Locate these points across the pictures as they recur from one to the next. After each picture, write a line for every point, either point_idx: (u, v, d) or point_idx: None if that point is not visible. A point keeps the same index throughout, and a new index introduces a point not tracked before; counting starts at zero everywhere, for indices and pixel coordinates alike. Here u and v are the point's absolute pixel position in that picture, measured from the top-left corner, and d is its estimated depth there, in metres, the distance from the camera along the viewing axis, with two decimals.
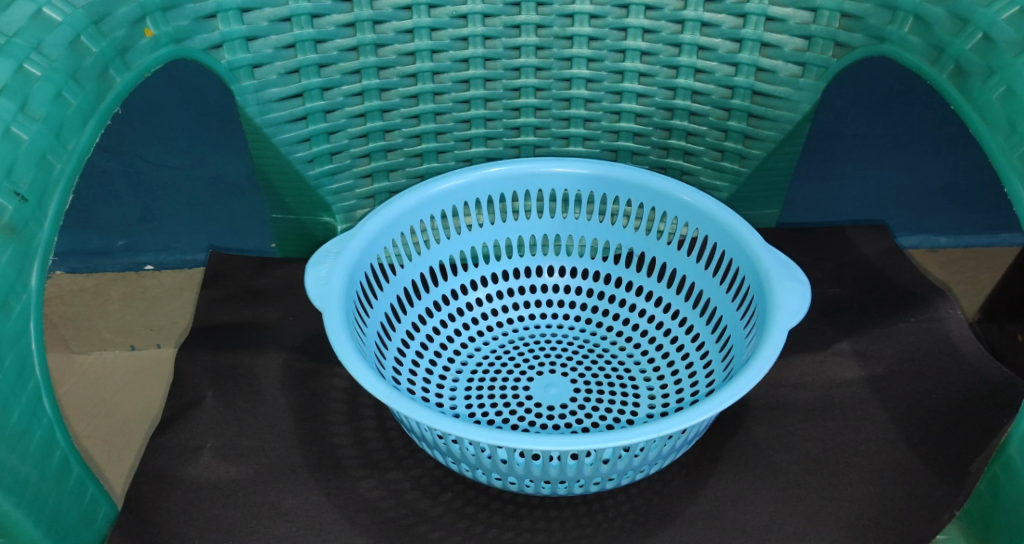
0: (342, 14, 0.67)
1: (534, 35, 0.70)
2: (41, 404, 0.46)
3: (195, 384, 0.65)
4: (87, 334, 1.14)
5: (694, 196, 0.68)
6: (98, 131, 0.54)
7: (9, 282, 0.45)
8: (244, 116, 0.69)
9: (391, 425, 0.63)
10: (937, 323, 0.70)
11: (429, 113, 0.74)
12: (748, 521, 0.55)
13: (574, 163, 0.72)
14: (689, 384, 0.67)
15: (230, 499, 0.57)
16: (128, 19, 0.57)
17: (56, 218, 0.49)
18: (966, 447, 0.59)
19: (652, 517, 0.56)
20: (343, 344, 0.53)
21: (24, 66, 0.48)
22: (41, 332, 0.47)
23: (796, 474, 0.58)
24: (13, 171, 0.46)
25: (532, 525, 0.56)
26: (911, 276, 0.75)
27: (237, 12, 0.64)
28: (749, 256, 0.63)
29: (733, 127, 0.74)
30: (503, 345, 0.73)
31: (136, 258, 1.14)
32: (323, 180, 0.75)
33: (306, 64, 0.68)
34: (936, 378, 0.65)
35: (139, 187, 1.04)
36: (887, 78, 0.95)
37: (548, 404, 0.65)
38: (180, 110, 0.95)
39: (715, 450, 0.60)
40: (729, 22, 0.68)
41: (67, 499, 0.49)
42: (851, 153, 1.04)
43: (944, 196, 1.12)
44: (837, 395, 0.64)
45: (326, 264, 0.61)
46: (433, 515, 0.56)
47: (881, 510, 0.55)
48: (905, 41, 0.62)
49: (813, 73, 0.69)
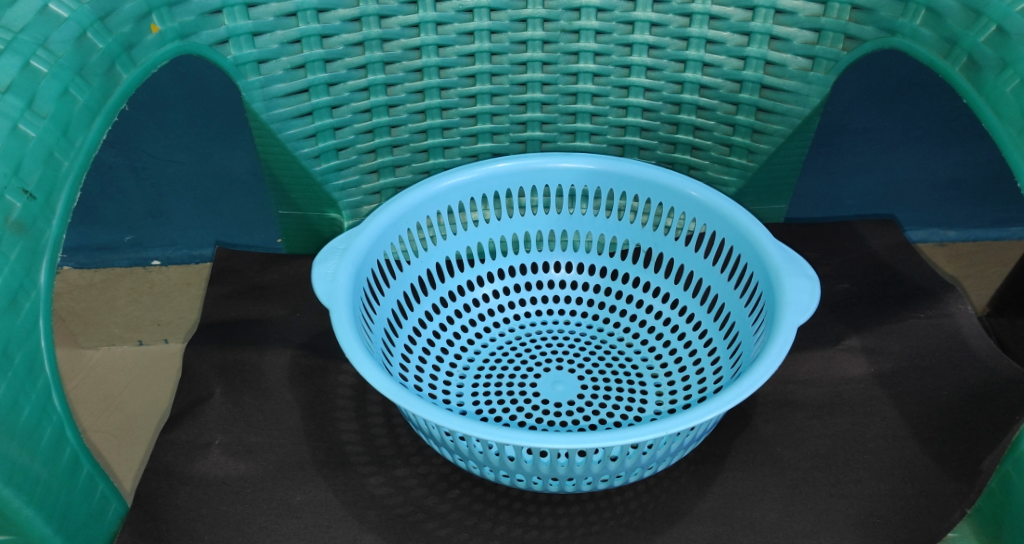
0: (347, 8, 0.66)
1: (541, 29, 0.70)
2: (51, 402, 0.46)
3: (202, 380, 0.66)
4: (94, 329, 1.15)
5: (703, 193, 0.67)
6: (105, 128, 0.53)
7: (17, 281, 0.45)
8: (250, 112, 0.68)
9: (399, 421, 0.63)
10: (947, 319, 0.69)
11: (435, 108, 0.73)
12: (758, 518, 0.55)
13: (580, 158, 0.71)
14: (697, 382, 0.66)
15: (239, 496, 0.57)
16: (134, 15, 0.57)
17: (64, 216, 0.49)
18: (977, 444, 0.58)
19: (660, 515, 0.56)
20: (351, 341, 0.53)
21: (30, 63, 0.48)
22: (50, 330, 0.47)
23: (805, 471, 0.58)
24: (21, 168, 0.46)
25: (540, 521, 0.55)
26: (920, 270, 0.75)
27: (243, 7, 0.64)
28: (758, 253, 0.62)
29: (742, 121, 0.73)
30: (509, 341, 0.72)
31: (143, 253, 1.13)
32: (329, 175, 0.74)
33: (312, 59, 0.68)
34: (946, 374, 0.64)
35: (145, 182, 1.04)
36: (897, 71, 0.94)
37: (556, 401, 0.65)
38: (186, 105, 0.95)
39: (723, 447, 0.60)
40: (737, 15, 0.68)
41: (77, 495, 0.49)
42: (859, 147, 1.04)
43: (953, 190, 1.11)
44: (845, 392, 0.64)
45: (333, 261, 0.61)
46: (440, 512, 0.56)
47: (892, 507, 0.55)
48: (917, 33, 0.62)
49: (822, 66, 0.69)
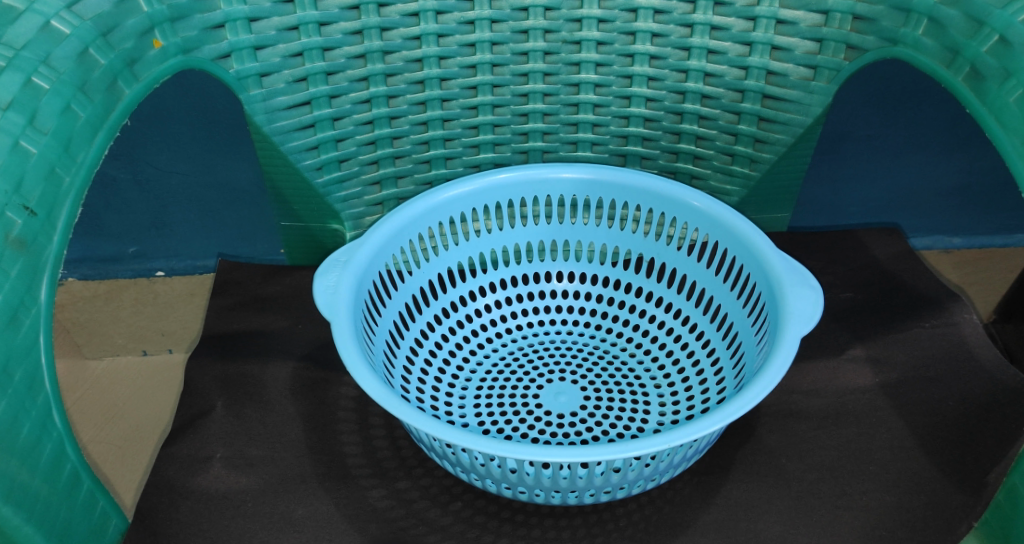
0: (349, 21, 0.67)
1: (542, 40, 0.70)
2: (51, 418, 0.46)
3: (204, 394, 0.66)
4: (99, 340, 1.14)
5: (705, 202, 0.67)
6: (107, 143, 0.54)
7: (17, 297, 0.45)
8: (253, 125, 0.68)
9: (401, 433, 0.62)
10: (952, 328, 0.69)
11: (437, 120, 0.73)
12: (762, 530, 0.55)
13: (580, 168, 0.71)
14: (700, 393, 0.66)
15: (240, 510, 0.57)
16: (137, 30, 0.57)
17: (65, 232, 0.49)
18: (984, 456, 0.58)
19: (664, 527, 0.55)
20: (351, 354, 0.53)
21: (32, 80, 0.48)
22: (51, 345, 0.47)
23: (810, 483, 0.57)
24: (22, 185, 0.46)
25: (543, 534, 0.55)
26: (924, 279, 0.74)
27: (245, 21, 0.64)
28: (761, 264, 0.62)
29: (744, 130, 0.73)
30: (511, 352, 0.72)
31: (147, 264, 1.14)
32: (331, 188, 0.74)
33: (314, 72, 0.68)
34: (951, 384, 0.64)
35: (149, 194, 1.04)
36: (901, 78, 0.94)
37: (558, 412, 0.65)
38: (190, 117, 0.96)
39: (726, 458, 0.60)
40: (739, 25, 0.68)
41: (77, 511, 0.49)
42: (863, 154, 1.03)
43: (958, 197, 1.10)
44: (849, 403, 0.64)
45: (335, 273, 0.61)
46: (442, 524, 0.55)
47: (898, 520, 0.54)
48: (918, 43, 0.61)
49: (824, 76, 0.68)
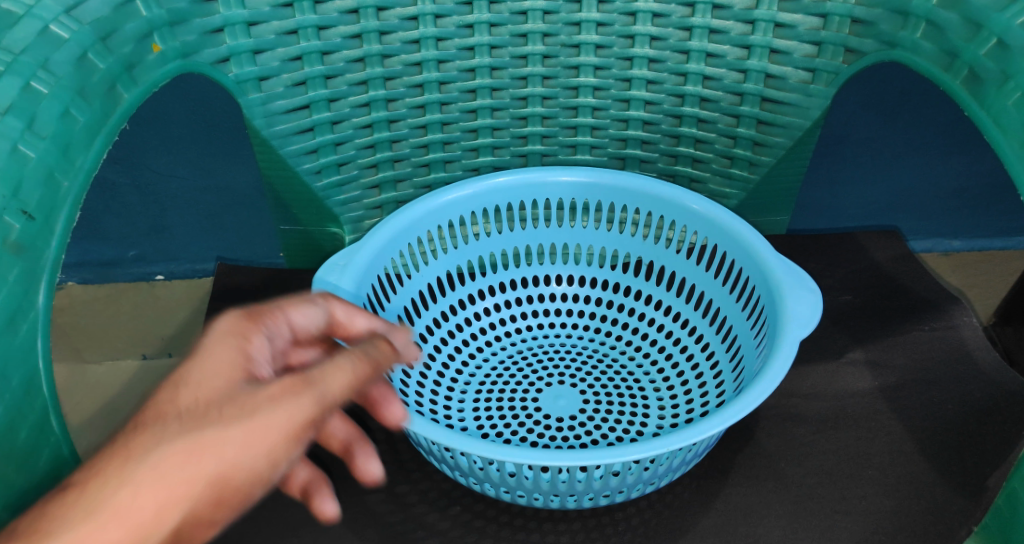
0: (348, 25, 0.67)
1: (541, 44, 0.70)
2: (49, 423, 0.46)
3: None
4: (98, 342, 1.13)
5: (704, 205, 0.67)
6: (105, 148, 0.53)
7: (14, 302, 0.45)
8: (252, 129, 0.68)
9: (399, 437, 0.62)
10: (952, 331, 0.69)
11: (436, 123, 0.73)
12: (761, 535, 0.54)
13: (578, 171, 0.71)
14: (700, 397, 0.66)
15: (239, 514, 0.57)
16: (135, 35, 0.57)
17: (63, 237, 0.49)
18: (983, 460, 0.58)
19: (663, 532, 0.55)
20: None
21: (31, 84, 0.48)
22: (49, 350, 0.46)
23: (809, 487, 0.57)
24: (21, 189, 0.46)
25: (541, 538, 0.55)
26: (924, 282, 0.74)
27: (244, 26, 0.64)
28: (760, 267, 0.62)
29: (743, 133, 0.73)
30: (511, 355, 0.72)
31: (147, 268, 1.14)
32: (330, 192, 0.74)
33: (313, 76, 0.68)
34: (951, 387, 0.64)
35: (149, 198, 1.05)
36: (900, 81, 0.94)
37: (558, 416, 0.65)
38: (190, 122, 0.96)
39: (726, 462, 0.60)
40: (737, 28, 0.68)
41: None
42: (862, 157, 1.03)
43: (957, 200, 1.10)
44: (849, 406, 0.63)
45: (334, 276, 0.61)
46: (440, 529, 0.55)
47: (897, 525, 0.54)
48: (916, 46, 0.61)
49: (823, 79, 0.68)
